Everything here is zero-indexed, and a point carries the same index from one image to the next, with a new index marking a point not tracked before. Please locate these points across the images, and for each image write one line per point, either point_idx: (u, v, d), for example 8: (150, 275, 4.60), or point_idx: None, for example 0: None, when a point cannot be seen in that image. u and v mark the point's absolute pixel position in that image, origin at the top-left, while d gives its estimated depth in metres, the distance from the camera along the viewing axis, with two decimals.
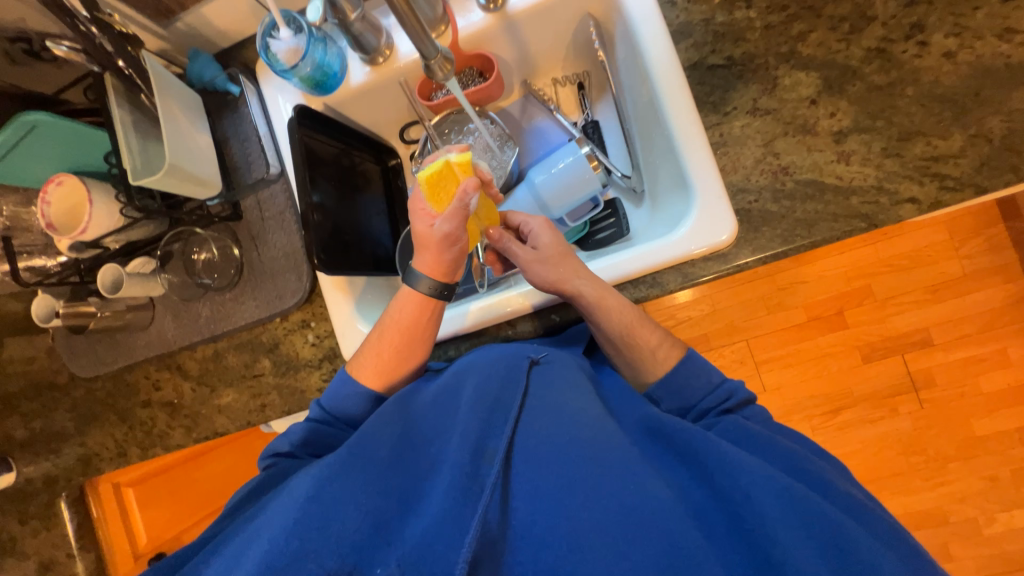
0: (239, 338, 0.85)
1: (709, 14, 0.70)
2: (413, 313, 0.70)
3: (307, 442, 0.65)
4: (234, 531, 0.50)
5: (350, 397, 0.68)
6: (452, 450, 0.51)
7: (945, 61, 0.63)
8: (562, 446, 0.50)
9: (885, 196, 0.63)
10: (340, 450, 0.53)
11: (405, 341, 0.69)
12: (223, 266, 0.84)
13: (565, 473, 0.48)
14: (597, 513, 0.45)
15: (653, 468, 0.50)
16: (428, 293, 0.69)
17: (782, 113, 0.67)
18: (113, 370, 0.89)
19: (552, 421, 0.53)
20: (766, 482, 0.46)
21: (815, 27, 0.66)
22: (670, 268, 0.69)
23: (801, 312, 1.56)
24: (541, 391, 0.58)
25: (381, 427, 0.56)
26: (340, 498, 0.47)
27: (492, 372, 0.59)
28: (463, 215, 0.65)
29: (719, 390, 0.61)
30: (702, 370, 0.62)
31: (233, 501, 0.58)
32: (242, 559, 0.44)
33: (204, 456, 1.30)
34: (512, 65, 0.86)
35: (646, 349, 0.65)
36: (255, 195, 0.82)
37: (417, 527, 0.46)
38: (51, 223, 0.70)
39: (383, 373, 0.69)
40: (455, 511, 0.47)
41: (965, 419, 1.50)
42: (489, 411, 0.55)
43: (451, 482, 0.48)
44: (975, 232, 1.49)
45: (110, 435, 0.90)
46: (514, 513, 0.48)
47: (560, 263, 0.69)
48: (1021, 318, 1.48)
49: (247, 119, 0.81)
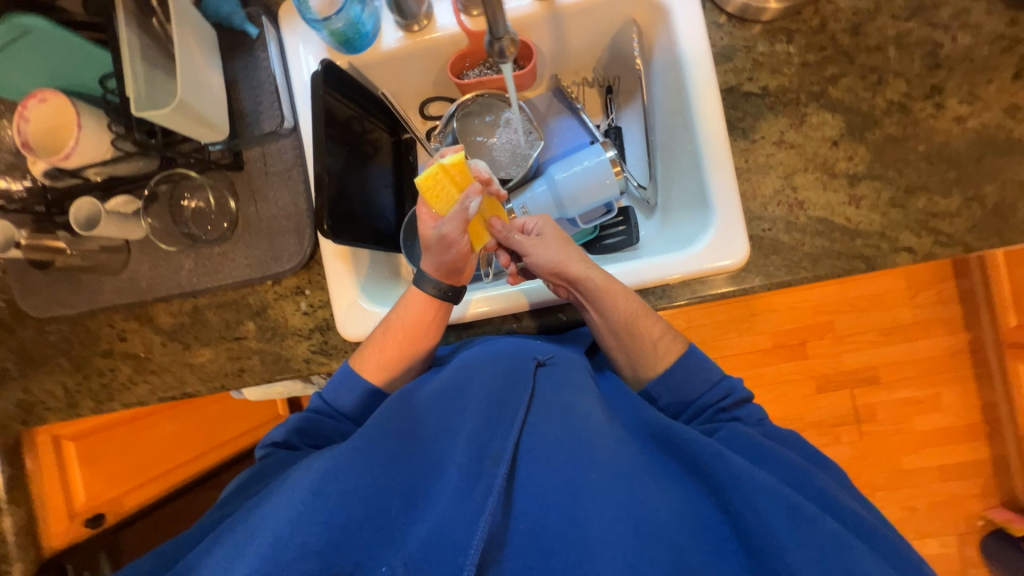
0: (223, 296, 0.80)
1: (751, 42, 0.71)
2: (421, 313, 0.69)
3: (306, 433, 0.65)
4: (236, 519, 0.51)
5: (350, 390, 0.67)
6: (458, 448, 0.53)
7: (956, 125, 0.67)
8: (570, 452, 0.51)
9: (886, 242, 0.67)
10: (343, 445, 0.53)
11: (411, 339, 0.69)
12: (214, 218, 0.78)
13: (572, 480, 0.49)
14: (606, 522, 0.46)
15: (658, 479, 0.51)
16: (433, 294, 0.69)
17: (805, 149, 0.69)
18: (72, 314, 0.81)
19: (559, 424, 0.54)
20: (775, 498, 0.45)
21: (847, 72, 0.69)
22: (680, 283, 0.71)
23: (767, 338, 1.64)
24: (546, 394, 0.58)
25: (384, 420, 0.56)
26: (345, 492, 0.48)
27: (497, 373, 0.60)
28: (464, 218, 0.67)
29: (716, 388, 0.62)
30: (701, 367, 0.63)
31: (232, 489, 0.60)
32: (244, 550, 0.45)
33: (157, 415, 1.22)
34: (547, 57, 0.85)
35: (648, 340, 0.65)
36: (262, 147, 0.77)
37: (422, 524, 0.48)
38: (27, 142, 0.63)
39: (386, 366, 0.69)
40: (461, 510, 0.48)
41: (896, 454, 1.64)
42: (493, 411, 0.56)
43: (456, 481, 0.50)
44: (929, 285, 1.61)
45: (61, 382, 0.83)
46: (519, 515, 0.49)
47: (565, 251, 0.70)
48: (956, 368, 1.63)
49: (263, 65, 0.76)
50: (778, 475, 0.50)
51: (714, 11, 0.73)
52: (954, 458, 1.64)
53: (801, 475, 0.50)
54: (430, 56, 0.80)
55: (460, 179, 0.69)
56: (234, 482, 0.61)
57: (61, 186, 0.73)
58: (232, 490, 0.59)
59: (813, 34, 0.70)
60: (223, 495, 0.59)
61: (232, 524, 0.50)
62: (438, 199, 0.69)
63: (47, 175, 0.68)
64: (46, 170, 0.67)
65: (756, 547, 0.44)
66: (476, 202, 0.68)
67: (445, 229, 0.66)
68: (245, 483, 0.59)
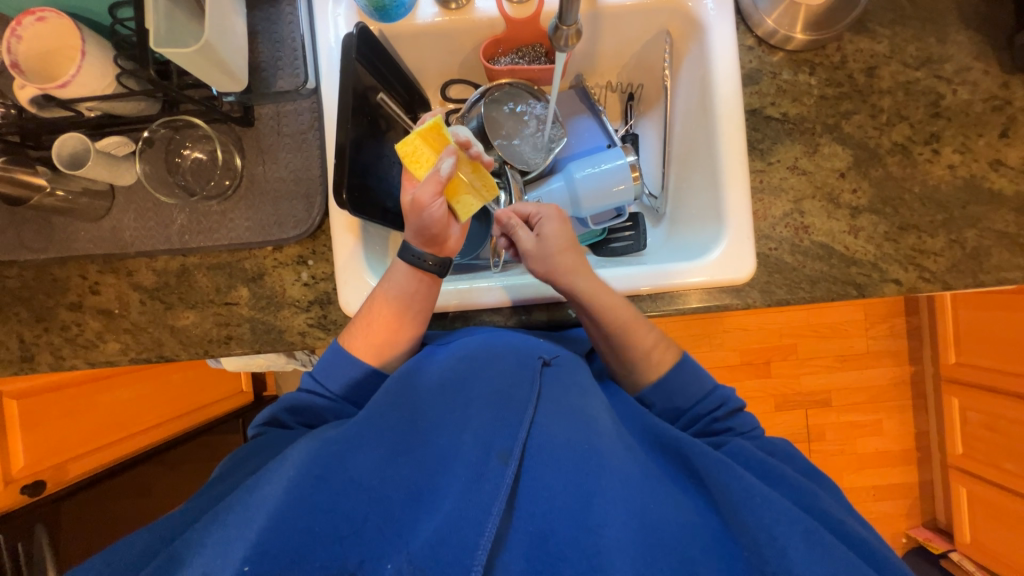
0: (217, 258, 0.75)
1: (777, 69, 0.75)
2: (407, 285, 0.66)
3: (299, 412, 0.62)
4: (234, 499, 0.47)
5: (341, 366, 0.63)
6: (466, 444, 0.51)
7: (948, 171, 0.72)
8: (582, 456, 0.50)
9: (877, 272, 0.72)
10: (347, 429, 0.52)
11: (397, 313, 0.66)
12: (216, 173, 0.73)
13: (583, 483, 0.49)
14: (619, 531, 0.46)
15: (667, 488, 0.52)
16: (429, 267, 0.66)
17: (815, 177, 0.74)
18: (39, 259, 0.74)
19: (569, 424, 0.53)
20: (793, 521, 0.47)
21: (859, 110, 0.74)
22: (696, 288, 0.73)
23: (736, 354, 1.71)
24: (555, 393, 0.57)
25: (387, 409, 0.54)
26: (350, 485, 0.47)
27: (505, 368, 0.58)
28: (437, 180, 0.64)
29: (710, 397, 0.64)
30: (695, 377, 0.65)
31: (224, 469, 0.57)
32: (243, 532, 0.43)
33: (110, 379, 1.15)
34: (577, 56, 0.86)
35: (641, 349, 0.66)
36: (276, 106, 0.73)
37: (428, 523, 0.46)
38: (17, 63, 0.59)
39: (378, 345, 0.65)
40: (468, 509, 0.46)
41: (838, 472, 1.76)
42: (500, 407, 0.54)
43: (465, 479, 0.48)
44: (883, 319, 1.73)
45: (17, 333, 0.75)
46: (526, 518, 0.48)
47: (565, 257, 0.68)
48: (898, 397, 1.76)
49: (286, 20, 0.72)
50: (792, 498, 0.52)
51: (745, 33, 0.76)
52: (888, 480, 1.78)
53: (811, 496, 0.52)
54: (462, 36, 0.78)
55: (440, 144, 0.69)
56: (226, 462, 0.59)
57: (44, 115, 0.66)
58: (225, 468, 0.57)
59: (833, 70, 0.75)
60: (214, 475, 0.56)
61: (229, 503, 0.46)
62: (418, 164, 0.69)
63: (32, 103, 0.61)
64: (32, 97, 0.61)
65: (769, 571, 0.44)
66: (451, 163, 0.64)
67: (420, 193, 0.63)
68: (237, 461, 0.58)
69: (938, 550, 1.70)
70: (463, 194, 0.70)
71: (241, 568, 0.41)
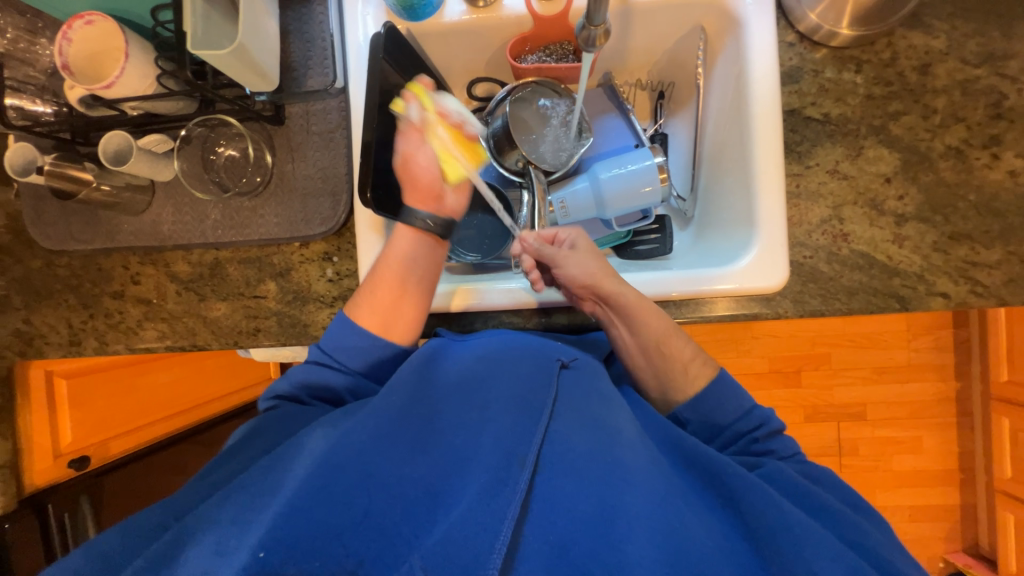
0: (247, 252, 0.77)
1: (819, 66, 0.71)
2: (409, 247, 0.67)
3: (312, 387, 0.63)
4: (252, 474, 0.48)
5: (360, 347, 0.63)
6: (484, 446, 0.50)
7: (1009, 178, 0.67)
8: (604, 467, 0.49)
9: (923, 285, 0.68)
10: (361, 423, 0.51)
11: (400, 278, 0.66)
12: (248, 170, 0.75)
13: (606, 497, 0.47)
14: (644, 549, 0.43)
15: (693, 506, 0.50)
16: (431, 228, 0.67)
17: (857, 182, 0.69)
18: (86, 250, 0.78)
19: (589, 434, 0.52)
20: (836, 556, 0.44)
21: (909, 111, 0.69)
22: (726, 296, 0.70)
23: (764, 361, 1.65)
24: (572, 399, 0.56)
25: (405, 405, 0.54)
26: (367, 479, 0.46)
27: (523, 371, 0.58)
28: (409, 130, 0.70)
29: (749, 416, 0.61)
30: (733, 393, 0.62)
31: (238, 440, 0.58)
32: (259, 518, 0.43)
33: (149, 363, 1.21)
34: (606, 54, 0.84)
35: (678, 361, 0.64)
36: (306, 105, 0.74)
37: (444, 522, 0.44)
38: (68, 66, 0.61)
39: (382, 312, 0.65)
40: (482, 514, 0.44)
41: (871, 489, 1.68)
42: (517, 411, 0.53)
43: (483, 483, 0.47)
44: (927, 330, 1.63)
45: (64, 319, 0.80)
46: (547, 526, 0.46)
47: (597, 263, 0.68)
48: (942, 413, 1.66)
49: (317, 20, 0.74)
50: (840, 532, 0.48)
51: (786, 28, 0.72)
52: (926, 500, 1.68)
53: (860, 531, 0.48)
54: (489, 33, 0.78)
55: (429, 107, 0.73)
56: (243, 432, 0.60)
57: (92, 115, 0.70)
58: (240, 439, 0.58)
59: (882, 68, 0.70)
60: (229, 446, 0.58)
61: (245, 481, 0.47)
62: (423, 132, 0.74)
63: (81, 103, 0.66)
64: (82, 97, 0.65)
65: None
66: (413, 111, 0.70)
67: (406, 146, 0.69)
68: (251, 433, 0.58)
69: None
70: (452, 157, 0.71)
71: (256, 555, 0.40)
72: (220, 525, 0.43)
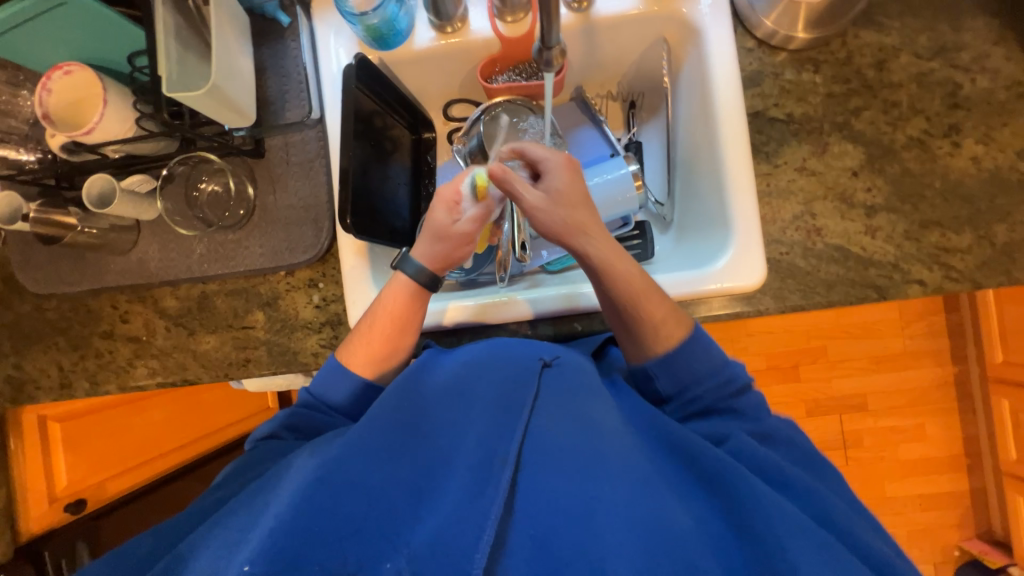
0: (234, 283, 0.78)
1: (779, 69, 0.74)
2: (400, 298, 0.67)
3: (298, 429, 0.63)
4: (236, 504, 0.48)
5: (339, 381, 0.65)
6: (466, 448, 0.50)
7: (971, 165, 0.69)
8: (585, 461, 0.48)
9: (899, 273, 0.69)
10: (346, 437, 0.50)
11: (392, 330, 0.66)
12: (231, 204, 0.77)
13: (586, 488, 0.47)
14: (620, 536, 0.43)
15: (672, 491, 0.50)
16: (421, 282, 0.67)
17: (826, 177, 0.71)
18: (74, 292, 0.79)
19: (571, 428, 0.52)
20: (799, 527, 0.45)
21: (870, 106, 0.71)
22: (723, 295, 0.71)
23: (761, 359, 1.66)
24: (555, 396, 0.56)
25: (390, 412, 0.53)
26: (352, 487, 0.45)
27: (506, 372, 0.58)
28: (483, 219, 0.69)
29: (720, 373, 0.62)
30: (706, 352, 0.62)
31: (225, 478, 0.57)
32: (245, 542, 0.42)
33: (143, 401, 1.19)
34: (574, 69, 0.86)
35: (649, 322, 0.63)
36: (284, 137, 0.76)
37: (427, 524, 0.44)
38: (48, 114, 0.64)
39: (376, 360, 0.66)
40: (466, 513, 0.45)
41: (879, 480, 1.67)
42: (499, 411, 0.53)
43: (466, 485, 0.47)
44: (920, 317, 1.64)
45: (55, 362, 0.80)
46: (527, 520, 0.46)
47: (573, 214, 0.65)
48: (942, 399, 1.66)
49: (291, 55, 0.76)
50: (809, 507, 0.49)
51: (744, 35, 0.75)
52: (936, 488, 1.67)
53: (817, 501, 0.49)
54: (460, 57, 0.80)
55: None
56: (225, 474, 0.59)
57: (75, 160, 0.71)
58: (226, 477, 0.57)
59: (840, 66, 0.72)
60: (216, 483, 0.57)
61: (234, 508, 0.48)
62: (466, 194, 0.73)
63: (64, 150, 0.67)
64: (63, 144, 0.67)
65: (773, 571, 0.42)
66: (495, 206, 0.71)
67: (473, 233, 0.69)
68: (238, 470, 0.58)
69: (995, 564, 1.57)
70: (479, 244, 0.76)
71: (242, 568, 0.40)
72: (208, 551, 0.43)
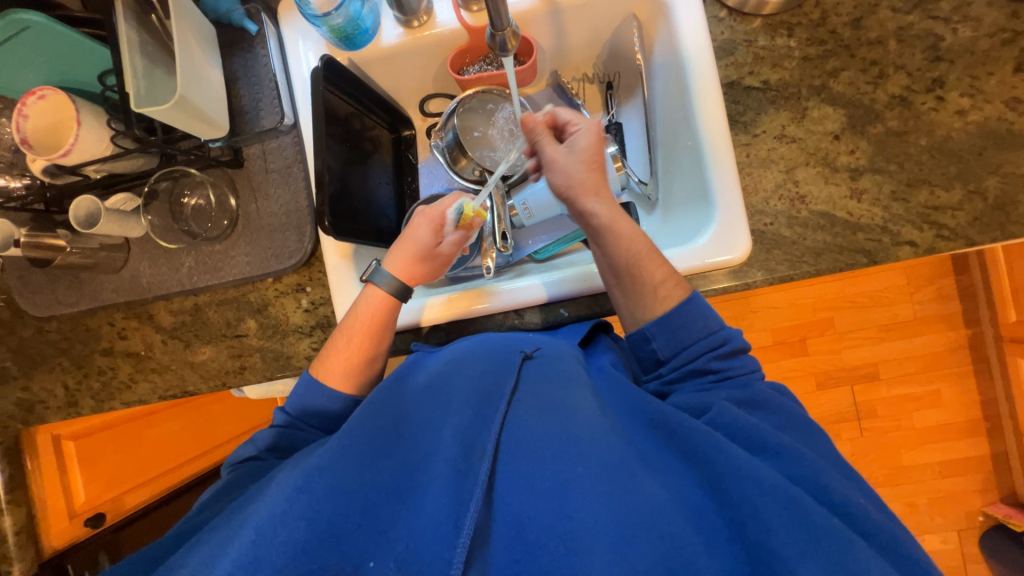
0: (224, 293, 0.79)
1: (752, 36, 0.72)
2: (375, 310, 0.68)
3: (278, 448, 0.62)
4: (218, 521, 0.49)
5: (318, 400, 0.64)
6: (445, 442, 0.50)
7: (957, 118, 0.67)
8: (559, 445, 0.49)
9: (888, 236, 0.67)
10: (328, 444, 0.51)
11: (364, 344, 0.67)
12: (215, 215, 0.78)
13: (560, 471, 0.47)
14: (594, 517, 0.44)
15: (651, 468, 0.50)
16: (387, 288, 0.68)
17: (807, 143, 0.70)
18: (72, 312, 0.81)
19: (547, 416, 0.52)
20: (772, 489, 0.44)
21: (848, 66, 0.69)
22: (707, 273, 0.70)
23: (768, 335, 1.63)
24: (534, 386, 0.56)
25: (370, 417, 0.54)
26: (332, 489, 0.46)
27: (486, 367, 0.59)
28: (460, 243, 0.74)
29: (714, 335, 0.61)
30: (701, 315, 0.62)
31: (204, 501, 0.58)
32: (223, 553, 0.43)
33: (154, 415, 1.24)
34: (547, 53, 0.85)
35: (648, 283, 0.64)
36: (262, 144, 0.76)
37: (407, 523, 0.46)
38: (26, 140, 0.64)
39: (349, 373, 0.66)
40: (448, 505, 0.46)
41: (896, 450, 1.64)
42: (478, 404, 0.54)
43: (444, 477, 0.48)
44: (929, 281, 1.60)
45: (61, 382, 0.83)
46: (505, 507, 0.47)
47: (586, 174, 0.70)
48: (957, 363, 1.62)
49: (262, 62, 0.76)
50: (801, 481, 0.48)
51: (715, 5, 0.73)
52: (955, 453, 1.64)
53: (794, 460, 0.48)
54: (430, 51, 0.80)
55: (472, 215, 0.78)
56: (208, 493, 0.60)
57: (59, 183, 0.73)
58: (206, 500, 0.58)
59: (814, 28, 0.70)
60: (193, 507, 0.57)
61: (212, 529, 0.48)
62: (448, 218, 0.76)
63: (47, 173, 0.70)
64: (46, 166, 0.69)
65: (747, 534, 0.43)
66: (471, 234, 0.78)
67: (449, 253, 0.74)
68: (217, 494, 0.58)
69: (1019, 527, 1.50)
70: None
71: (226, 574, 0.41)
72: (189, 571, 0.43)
